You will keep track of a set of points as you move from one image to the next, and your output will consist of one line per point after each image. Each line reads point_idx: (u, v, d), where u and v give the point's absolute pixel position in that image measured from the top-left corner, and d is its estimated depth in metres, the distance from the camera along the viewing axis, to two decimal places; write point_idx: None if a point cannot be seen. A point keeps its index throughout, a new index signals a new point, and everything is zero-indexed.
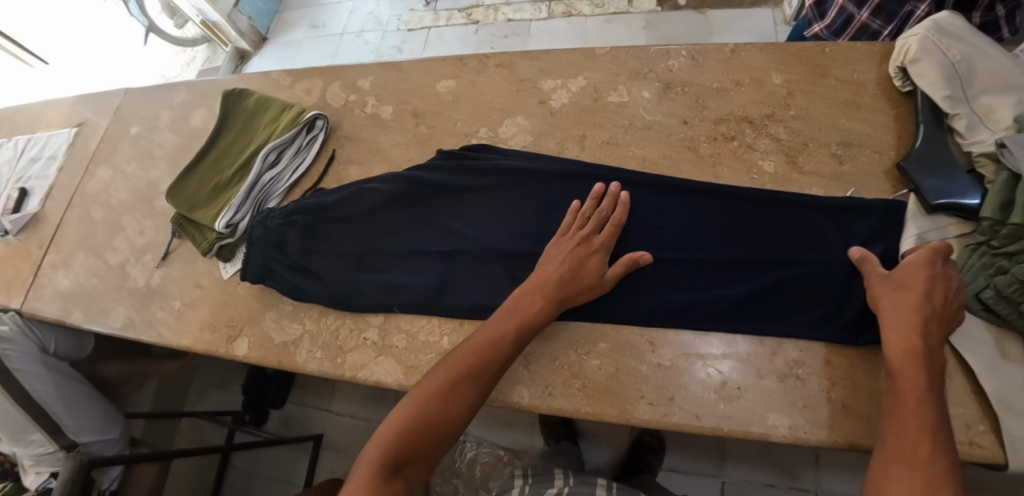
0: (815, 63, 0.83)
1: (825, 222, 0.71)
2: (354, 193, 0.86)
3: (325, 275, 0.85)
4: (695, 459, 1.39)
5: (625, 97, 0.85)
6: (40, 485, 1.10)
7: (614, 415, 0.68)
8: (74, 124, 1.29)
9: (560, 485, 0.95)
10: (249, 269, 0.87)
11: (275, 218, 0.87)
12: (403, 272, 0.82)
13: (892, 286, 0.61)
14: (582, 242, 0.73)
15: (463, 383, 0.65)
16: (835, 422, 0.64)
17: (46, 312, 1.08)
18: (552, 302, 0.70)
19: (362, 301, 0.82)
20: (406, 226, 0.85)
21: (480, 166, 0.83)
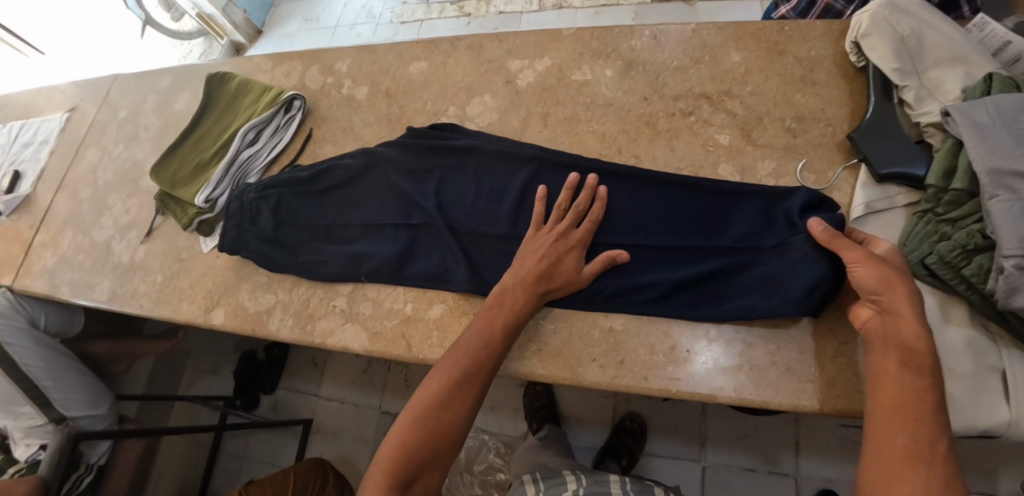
0: (772, 42, 0.85)
1: (754, 206, 0.72)
2: (324, 169, 0.91)
3: (295, 246, 0.89)
4: (675, 443, 1.41)
5: (588, 76, 0.87)
6: (31, 457, 1.14)
7: (565, 377, 0.71)
8: (66, 109, 1.32)
9: (574, 487, 0.98)
10: (225, 241, 0.89)
11: (250, 192, 0.91)
12: (368, 245, 0.85)
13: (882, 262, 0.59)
14: (560, 239, 0.74)
15: (462, 386, 0.66)
16: (780, 385, 0.66)
17: (35, 287, 1.12)
18: (531, 296, 0.71)
19: (329, 272, 0.84)
20: (373, 201, 0.88)
21: (441, 144, 0.85)
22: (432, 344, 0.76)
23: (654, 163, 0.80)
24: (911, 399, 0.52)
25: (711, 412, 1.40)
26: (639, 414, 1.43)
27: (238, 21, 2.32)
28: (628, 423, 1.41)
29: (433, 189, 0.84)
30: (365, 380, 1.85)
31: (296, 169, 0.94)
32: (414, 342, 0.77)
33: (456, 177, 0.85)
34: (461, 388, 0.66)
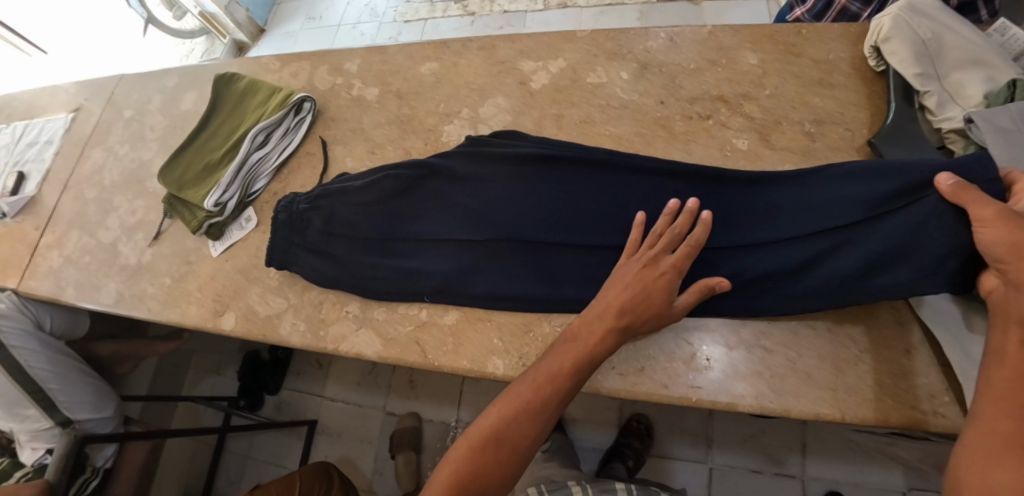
0: (787, 44, 0.84)
1: (853, 193, 0.64)
2: (377, 178, 0.83)
3: (349, 261, 0.82)
4: (681, 445, 1.40)
5: (603, 78, 0.86)
6: (37, 461, 1.12)
7: (584, 385, 0.70)
8: (70, 109, 1.31)
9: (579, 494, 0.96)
10: (273, 255, 0.84)
11: (300, 204, 0.85)
12: (425, 261, 0.78)
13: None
14: (654, 267, 0.65)
15: (523, 418, 0.62)
16: (801, 392, 0.66)
17: (41, 290, 1.11)
18: (617, 332, 0.64)
19: (385, 288, 0.79)
20: (429, 213, 0.81)
21: (502, 153, 0.78)
22: (447, 349, 0.75)
23: None
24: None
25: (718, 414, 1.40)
26: (645, 415, 1.43)
27: (240, 19, 2.31)
28: (635, 423, 1.41)
29: (492, 199, 0.78)
30: (369, 380, 1.85)
31: (349, 178, 0.86)
32: (428, 348, 0.76)
33: (528, 186, 0.77)
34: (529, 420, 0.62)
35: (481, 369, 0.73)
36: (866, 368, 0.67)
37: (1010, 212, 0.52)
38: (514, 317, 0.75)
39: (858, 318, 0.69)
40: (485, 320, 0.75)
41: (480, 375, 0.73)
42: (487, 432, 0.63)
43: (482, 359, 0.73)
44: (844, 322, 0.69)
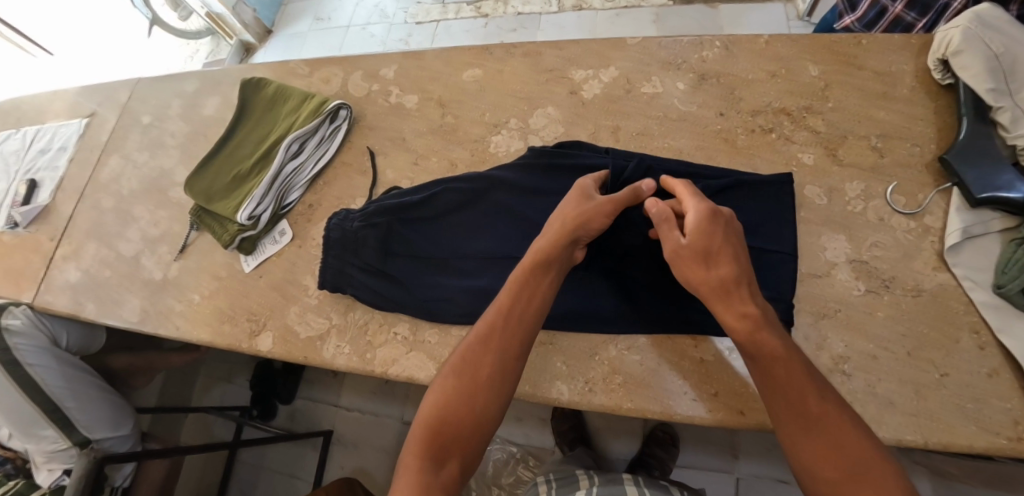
0: (848, 54, 0.81)
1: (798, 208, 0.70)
2: (436, 193, 0.81)
3: (412, 281, 0.78)
4: (707, 455, 1.38)
5: (658, 88, 0.83)
6: (54, 482, 1.08)
7: (657, 412, 0.67)
8: (83, 114, 1.27)
9: (586, 486, 0.97)
10: (325, 277, 0.80)
11: (354, 220, 0.80)
12: (496, 278, 0.76)
13: (699, 258, 0.60)
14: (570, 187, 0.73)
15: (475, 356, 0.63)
16: (883, 418, 0.65)
17: (58, 304, 1.06)
18: (549, 233, 0.67)
19: (454, 312, 0.75)
20: (493, 228, 0.79)
21: (571, 165, 0.78)
22: None
23: None
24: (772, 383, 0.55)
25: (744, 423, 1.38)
26: (670, 426, 1.40)
27: (247, 20, 2.30)
28: (660, 433, 1.38)
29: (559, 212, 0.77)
30: (385, 390, 1.80)
31: (403, 192, 0.84)
32: None
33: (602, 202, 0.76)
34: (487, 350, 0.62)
35: (544, 395, 0.70)
36: (948, 392, 0.64)
37: (679, 249, 0.61)
38: (579, 341, 0.72)
39: (939, 343, 0.67)
40: (548, 344, 0.73)
41: (543, 401, 0.70)
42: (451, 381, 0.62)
43: (545, 384, 0.70)
44: (920, 346, 0.67)
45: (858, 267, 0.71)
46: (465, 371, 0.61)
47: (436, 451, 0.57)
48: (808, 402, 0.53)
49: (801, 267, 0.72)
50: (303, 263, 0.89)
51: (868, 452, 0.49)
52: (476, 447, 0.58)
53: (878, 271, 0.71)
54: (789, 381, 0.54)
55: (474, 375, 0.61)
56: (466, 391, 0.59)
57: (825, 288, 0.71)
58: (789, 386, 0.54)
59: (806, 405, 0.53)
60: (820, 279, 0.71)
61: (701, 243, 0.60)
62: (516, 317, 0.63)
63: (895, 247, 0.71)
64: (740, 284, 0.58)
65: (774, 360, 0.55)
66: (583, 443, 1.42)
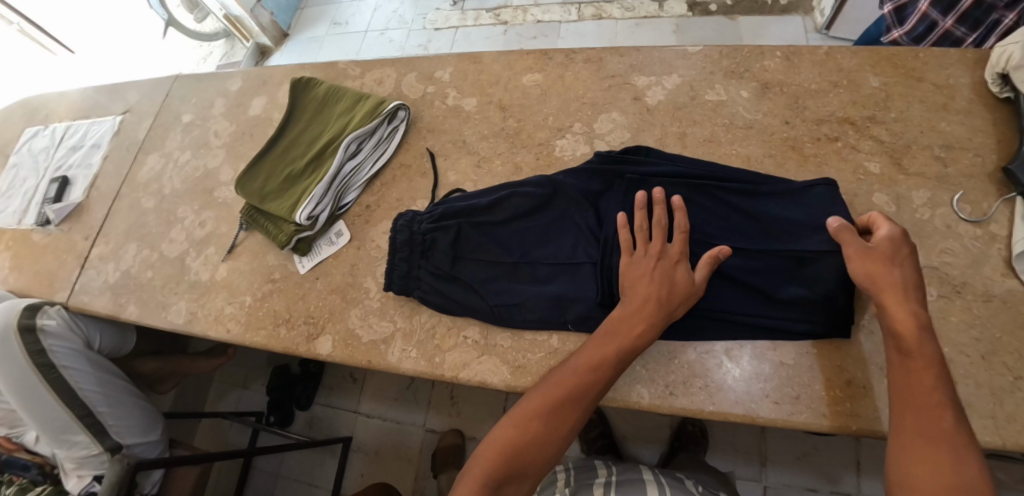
0: (908, 67, 0.83)
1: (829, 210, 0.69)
2: (499, 201, 0.82)
3: (480, 288, 0.79)
4: (735, 464, 1.34)
5: (722, 96, 0.85)
6: (83, 489, 1.03)
7: (739, 415, 0.67)
8: (118, 111, 1.27)
9: (605, 475, 0.94)
10: (393, 280, 0.81)
11: (424, 222, 0.83)
12: (563, 286, 0.76)
13: (880, 258, 0.62)
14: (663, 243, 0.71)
15: (562, 408, 0.66)
16: None
17: (97, 306, 1.03)
18: (654, 314, 0.67)
19: (523, 317, 0.76)
20: (559, 233, 0.79)
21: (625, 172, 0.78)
22: None
23: None
24: (920, 387, 0.57)
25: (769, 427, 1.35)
26: (700, 420, 1.37)
27: (265, 23, 2.29)
28: (689, 427, 1.36)
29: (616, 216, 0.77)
30: (408, 395, 1.72)
31: (464, 200, 0.84)
32: None
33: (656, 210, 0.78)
34: (563, 411, 0.66)
35: (624, 399, 0.70)
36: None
37: (867, 249, 0.63)
38: (653, 346, 0.73)
39: (1012, 348, 0.66)
40: None
41: (622, 404, 0.71)
42: (530, 418, 0.67)
43: (624, 388, 0.71)
44: (994, 350, 0.66)
45: (929, 273, 0.72)
46: (547, 420, 0.66)
47: (500, 479, 0.64)
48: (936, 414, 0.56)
49: None
50: (363, 265, 0.88)
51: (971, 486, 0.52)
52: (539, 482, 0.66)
53: (949, 277, 0.71)
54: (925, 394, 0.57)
55: (554, 430, 0.66)
56: (546, 440, 0.66)
57: None
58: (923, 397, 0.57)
59: (933, 418, 0.56)
60: None
61: (885, 246, 0.63)
62: (599, 390, 0.66)
63: (965, 254, 0.72)
64: (896, 294, 0.60)
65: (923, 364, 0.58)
66: (611, 451, 1.38)
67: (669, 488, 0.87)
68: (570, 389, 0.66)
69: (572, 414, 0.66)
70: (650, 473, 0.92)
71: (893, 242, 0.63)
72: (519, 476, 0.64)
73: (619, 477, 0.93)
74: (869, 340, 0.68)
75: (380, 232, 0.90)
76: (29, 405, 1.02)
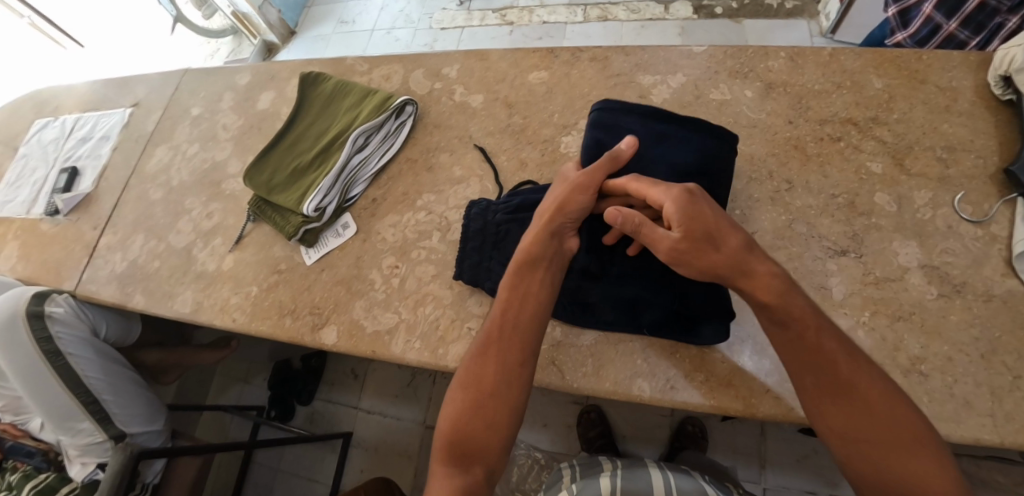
0: (911, 69, 0.83)
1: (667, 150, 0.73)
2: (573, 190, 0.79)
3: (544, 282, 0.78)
4: (734, 465, 1.34)
5: (727, 96, 0.86)
6: (87, 476, 1.04)
7: (739, 409, 0.67)
8: (127, 104, 1.29)
9: (610, 469, 0.95)
10: (463, 272, 0.81)
11: (500, 215, 0.83)
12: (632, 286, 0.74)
13: (698, 244, 0.63)
14: (727, 238, 0.63)
15: (490, 357, 0.68)
16: (961, 418, 0.64)
17: (103, 294, 1.04)
18: (537, 232, 0.71)
19: (601, 318, 0.74)
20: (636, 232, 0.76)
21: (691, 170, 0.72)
22: (588, 371, 0.73)
23: (808, 188, 0.79)
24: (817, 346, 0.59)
25: (770, 431, 1.35)
26: (700, 420, 1.38)
27: (272, 20, 2.30)
28: (689, 427, 1.36)
29: None
30: (409, 392, 1.73)
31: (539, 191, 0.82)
32: (566, 369, 0.73)
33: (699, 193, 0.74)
34: (493, 353, 0.69)
35: (625, 391, 0.71)
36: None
37: (673, 244, 0.65)
38: (661, 341, 0.73)
39: (1012, 347, 0.67)
40: (628, 342, 0.74)
41: (623, 397, 0.71)
42: (464, 379, 0.68)
43: (626, 381, 0.71)
44: (993, 349, 0.67)
45: (930, 272, 0.72)
46: (480, 375, 0.68)
47: (463, 457, 0.65)
48: (883, 405, 0.57)
49: (875, 271, 0.73)
50: (368, 257, 0.89)
51: (904, 414, 0.57)
52: (500, 442, 0.66)
53: (949, 276, 0.72)
54: (858, 376, 0.58)
55: (489, 379, 0.67)
56: (483, 393, 0.67)
57: (898, 292, 0.71)
58: (858, 383, 0.58)
59: (840, 369, 0.59)
60: (894, 283, 0.72)
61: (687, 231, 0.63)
62: (515, 318, 0.69)
63: (965, 254, 0.72)
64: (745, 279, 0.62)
65: (819, 334, 0.60)
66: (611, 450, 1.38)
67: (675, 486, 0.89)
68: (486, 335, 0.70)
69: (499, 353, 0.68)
70: (654, 464, 0.94)
71: (688, 221, 0.64)
72: (479, 447, 0.65)
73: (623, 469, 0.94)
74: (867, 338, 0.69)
75: (386, 225, 0.91)
76: (35, 392, 1.03)
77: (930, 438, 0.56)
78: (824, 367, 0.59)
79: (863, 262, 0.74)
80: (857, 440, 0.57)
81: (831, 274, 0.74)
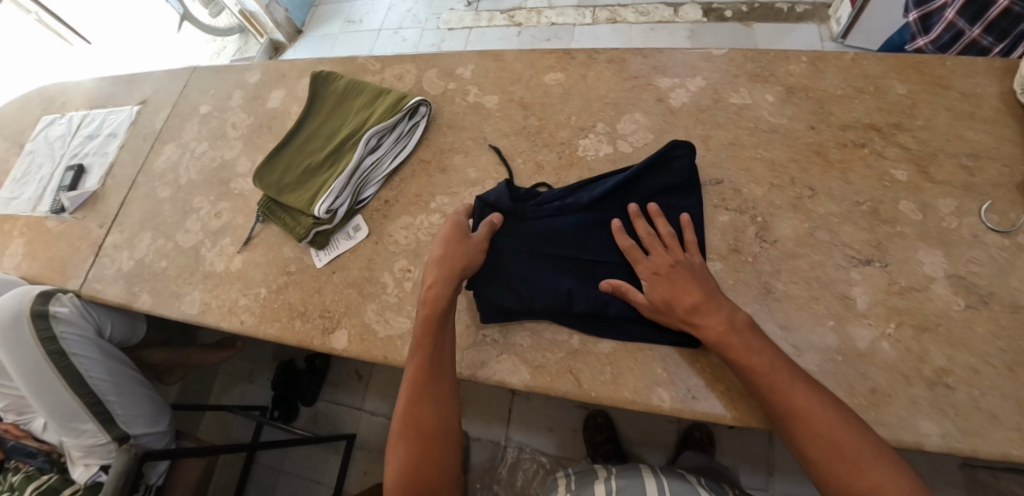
0: (934, 75, 0.82)
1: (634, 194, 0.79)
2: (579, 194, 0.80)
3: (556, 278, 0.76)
4: (742, 473, 1.32)
5: (747, 100, 0.85)
6: (89, 478, 1.02)
7: (761, 420, 0.66)
8: (135, 102, 1.27)
9: (604, 475, 0.94)
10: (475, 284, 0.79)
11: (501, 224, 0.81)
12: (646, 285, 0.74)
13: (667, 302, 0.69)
14: (682, 300, 0.67)
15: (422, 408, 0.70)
16: (988, 432, 0.62)
17: (109, 294, 1.02)
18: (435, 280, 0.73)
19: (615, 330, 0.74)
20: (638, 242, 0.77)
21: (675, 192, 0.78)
22: (607, 379, 0.71)
23: (830, 195, 0.77)
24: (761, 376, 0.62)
25: (779, 438, 1.33)
26: (708, 426, 1.36)
27: (279, 19, 2.29)
28: (698, 433, 1.34)
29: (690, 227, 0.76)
30: None
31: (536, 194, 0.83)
32: (584, 378, 0.72)
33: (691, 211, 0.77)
34: (424, 402, 0.70)
35: (645, 401, 0.69)
36: None
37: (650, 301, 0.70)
38: (679, 349, 0.71)
39: None
40: (647, 350, 0.72)
41: (643, 407, 0.69)
42: (403, 434, 0.69)
43: (645, 390, 0.70)
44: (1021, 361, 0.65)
45: (955, 282, 0.70)
46: (416, 427, 0.69)
47: None
48: (823, 420, 0.59)
49: (898, 280, 0.71)
50: (380, 260, 0.88)
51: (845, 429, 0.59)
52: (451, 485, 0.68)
53: (976, 286, 0.70)
54: (795, 397, 0.60)
55: (427, 429, 0.69)
56: (424, 441, 0.69)
57: (923, 301, 0.70)
58: (797, 404, 0.60)
59: (786, 393, 0.61)
60: (918, 293, 0.70)
61: (663, 291, 0.69)
62: (438, 360, 0.71)
63: (991, 263, 0.71)
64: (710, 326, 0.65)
65: (757, 360, 0.62)
66: (618, 456, 1.36)
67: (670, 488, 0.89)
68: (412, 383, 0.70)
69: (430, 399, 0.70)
70: (646, 466, 0.95)
71: (666, 281, 0.70)
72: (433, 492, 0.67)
73: (618, 475, 0.93)
74: (892, 349, 0.68)
75: (399, 227, 0.90)
76: (39, 392, 1.01)
77: (871, 445, 0.58)
78: (765, 393, 0.62)
79: (887, 270, 0.72)
80: (812, 460, 0.59)
81: (854, 283, 0.72)
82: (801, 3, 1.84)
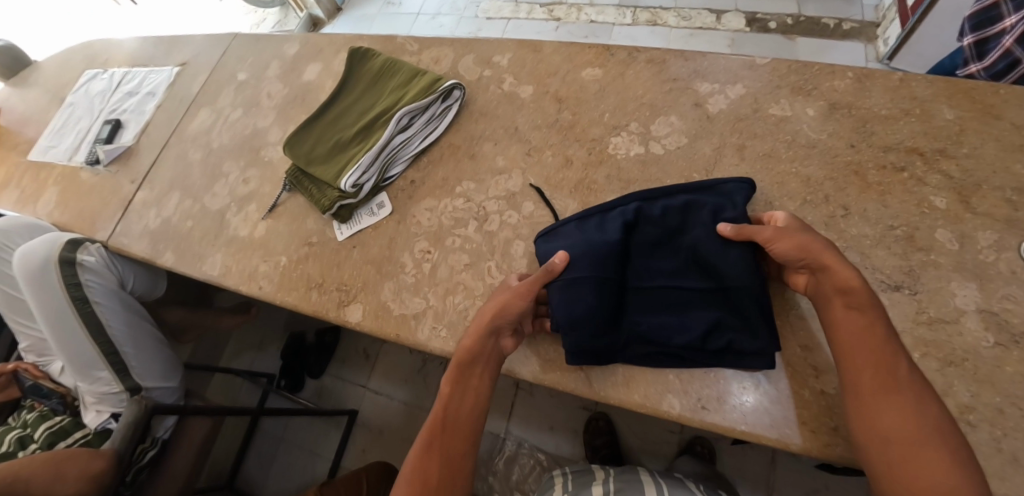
0: (987, 103, 0.79)
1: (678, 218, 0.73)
2: (632, 221, 0.74)
3: (624, 308, 0.72)
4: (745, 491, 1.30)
5: (787, 112, 0.83)
6: (100, 425, 1.05)
7: (773, 439, 0.64)
8: (175, 63, 1.30)
9: (602, 478, 0.94)
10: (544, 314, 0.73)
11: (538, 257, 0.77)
12: (711, 311, 0.68)
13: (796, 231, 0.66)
14: (820, 247, 0.64)
15: (453, 433, 0.71)
16: (1007, 475, 0.60)
17: (135, 248, 1.05)
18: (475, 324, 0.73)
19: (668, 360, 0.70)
20: (682, 268, 0.72)
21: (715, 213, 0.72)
22: (617, 380, 0.71)
23: (864, 217, 0.75)
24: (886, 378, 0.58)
25: (783, 460, 1.31)
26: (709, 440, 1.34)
27: None
28: (699, 447, 1.33)
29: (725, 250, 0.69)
30: (418, 379, 1.72)
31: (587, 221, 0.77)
32: (594, 377, 0.72)
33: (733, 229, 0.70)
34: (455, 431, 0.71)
35: (653, 406, 0.68)
36: None
37: (782, 231, 0.66)
38: None
39: None
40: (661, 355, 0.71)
41: (651, 412, 0.69)
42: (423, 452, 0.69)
43: (655, 395, 0.69)
44: None
45: (987, 318, 0.68)
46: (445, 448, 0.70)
47: None
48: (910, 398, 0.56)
49: (928, 310, 0.69)
50: (401, 240, 0.88)
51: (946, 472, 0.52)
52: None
53: (1008, 325, 0.67)
54: (893, 370, 0.58)
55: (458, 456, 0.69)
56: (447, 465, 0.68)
57: (952, 335, 0.67)
58: (886, 370, 0.58)
59: (895, 408, 0.56)
60: (947, 326, 0.68)
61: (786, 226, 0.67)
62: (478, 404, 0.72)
63: None
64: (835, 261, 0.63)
65: (873, 319, 0.60)
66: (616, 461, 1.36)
67: (667, 487, 0.89)
68: (444, 418, 0.72)
69: (463, 436, 0.71)
70: (645, 470, 0.95)
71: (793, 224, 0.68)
72: None
73: (616, 479, 0.92)
74: None
75: (422, 209, 0.90)
76: (59, 337, 1.04)
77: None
78: (865, 358, 0.59)
79: (916, 299, 0.70)
80: (882, 433, 0.56)
81: None
82: (848, 20, 1.79)
